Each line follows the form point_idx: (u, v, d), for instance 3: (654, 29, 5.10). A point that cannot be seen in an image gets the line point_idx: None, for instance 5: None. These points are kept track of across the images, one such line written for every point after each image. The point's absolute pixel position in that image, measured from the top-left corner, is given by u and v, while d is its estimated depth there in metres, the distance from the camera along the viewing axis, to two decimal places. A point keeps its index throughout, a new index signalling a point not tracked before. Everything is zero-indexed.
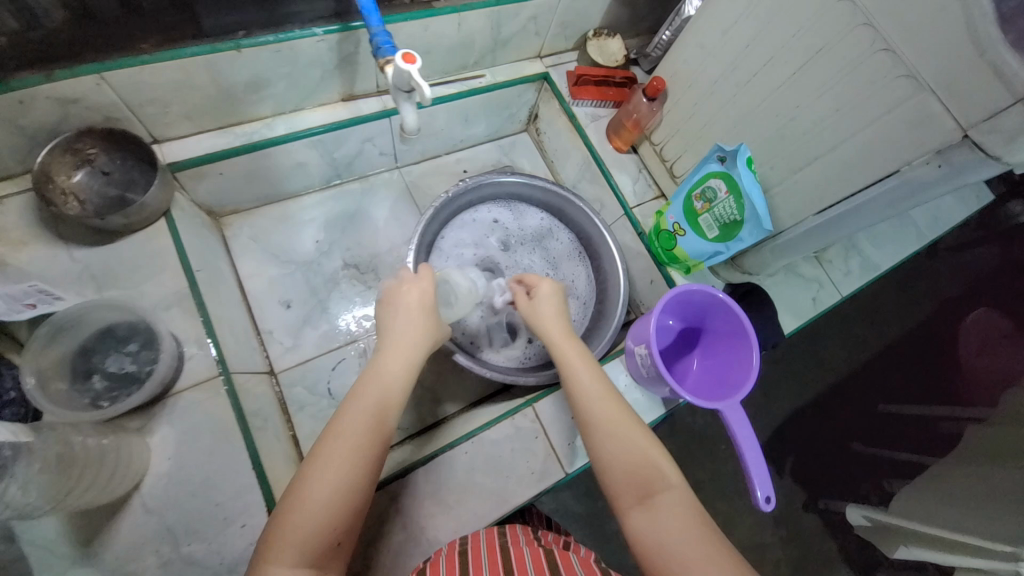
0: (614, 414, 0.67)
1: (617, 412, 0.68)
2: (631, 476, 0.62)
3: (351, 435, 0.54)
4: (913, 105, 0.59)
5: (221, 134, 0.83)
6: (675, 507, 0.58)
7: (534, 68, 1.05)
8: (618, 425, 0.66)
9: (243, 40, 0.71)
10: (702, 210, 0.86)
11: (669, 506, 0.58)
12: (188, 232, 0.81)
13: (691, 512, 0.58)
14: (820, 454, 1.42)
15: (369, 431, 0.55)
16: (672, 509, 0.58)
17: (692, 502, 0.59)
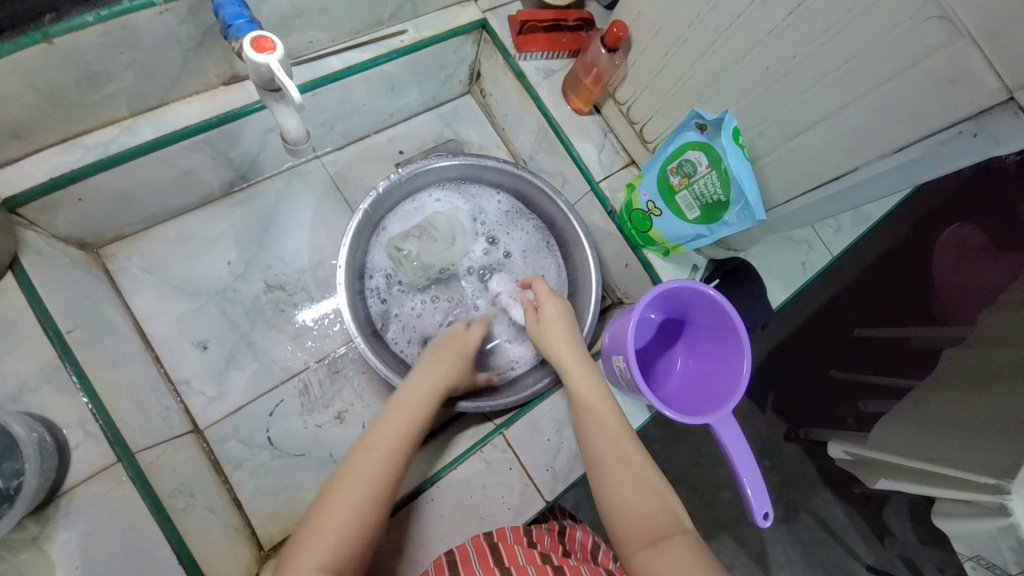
0: (631, 452, 0.60)
1: (637, 450, 0.60)
2: (643, 519, 0.54)
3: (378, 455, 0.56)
4: (947, 56, 0.46)
5: (67, 149, 0.64)
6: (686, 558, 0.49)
7: (468, 14, 0.85)
8: (641, 466, 0.58)
9: (49, 26, 0.52)
10: (680, 186, 0.72)
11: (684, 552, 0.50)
12: (50, 281, 0.64)
13: (705, 563, 0.49)
14: (802, 390, 1.35)
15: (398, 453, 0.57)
16: (682, 560, 0.49)
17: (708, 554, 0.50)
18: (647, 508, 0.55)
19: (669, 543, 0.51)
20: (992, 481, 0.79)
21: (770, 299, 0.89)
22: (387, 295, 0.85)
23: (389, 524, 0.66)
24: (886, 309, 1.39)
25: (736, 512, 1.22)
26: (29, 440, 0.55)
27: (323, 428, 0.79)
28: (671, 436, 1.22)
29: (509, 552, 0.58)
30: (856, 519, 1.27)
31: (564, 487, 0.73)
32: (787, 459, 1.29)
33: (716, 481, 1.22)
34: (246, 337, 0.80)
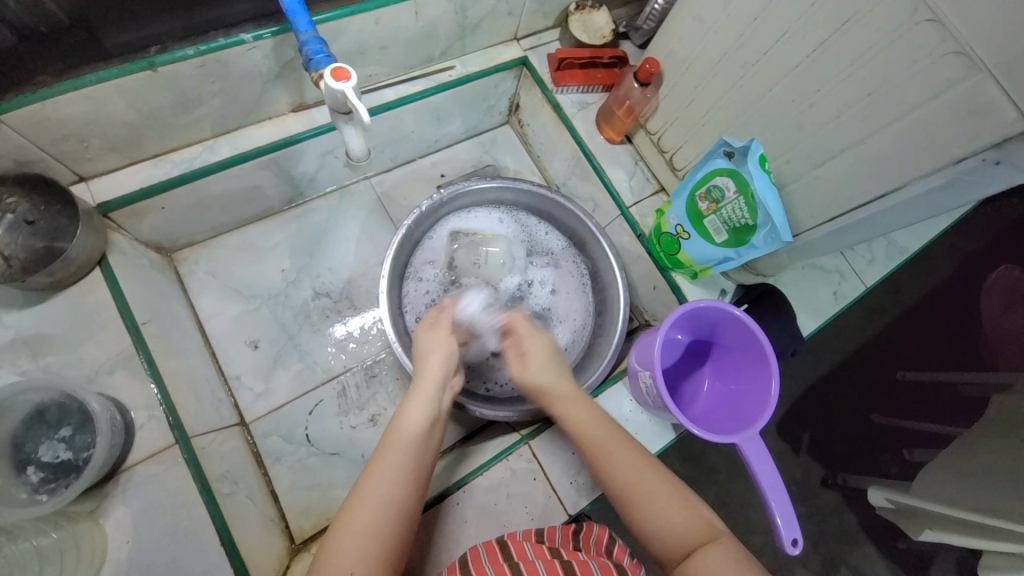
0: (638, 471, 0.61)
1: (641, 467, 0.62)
2: (674, 534, 0.57)
3: (395, 477, 0.55)
4: (965, 89, 0.48)
5: (157, 164, 0.74)
6: (725, 562, 0.52)
7: (511, 52, 0.93)
8: (653, 484, 0.60)
9: (156, 57, 0.61)
10: (708, 211, 0.75)
11: (724, 556, 0.52)
12: (130, 278, 0.72)
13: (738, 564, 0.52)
14: (843, 429, 1.27)
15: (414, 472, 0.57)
16: (722, 562, 0.52)
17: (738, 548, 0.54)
18: (677, 525, 0.57)
19: (704, 551, 0.54)
20: None
21: (800, 327, 0.89)
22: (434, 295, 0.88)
23: (417, 525, 0.69)
24: (931, 349, 1.33)
25: (766, 553, 1.17)
26: (103, 415, 0.60)
27: (357, 429, 0.83)
28: (700, 468, 1.19)
29: (518, 548, 0.60)
30: (899, 571, 1.19)
31: (587, 501, 0.74)
32: (822, 500, 1.23)
33: (748, 520, 1.17)
34: (293, 338, 0.86)
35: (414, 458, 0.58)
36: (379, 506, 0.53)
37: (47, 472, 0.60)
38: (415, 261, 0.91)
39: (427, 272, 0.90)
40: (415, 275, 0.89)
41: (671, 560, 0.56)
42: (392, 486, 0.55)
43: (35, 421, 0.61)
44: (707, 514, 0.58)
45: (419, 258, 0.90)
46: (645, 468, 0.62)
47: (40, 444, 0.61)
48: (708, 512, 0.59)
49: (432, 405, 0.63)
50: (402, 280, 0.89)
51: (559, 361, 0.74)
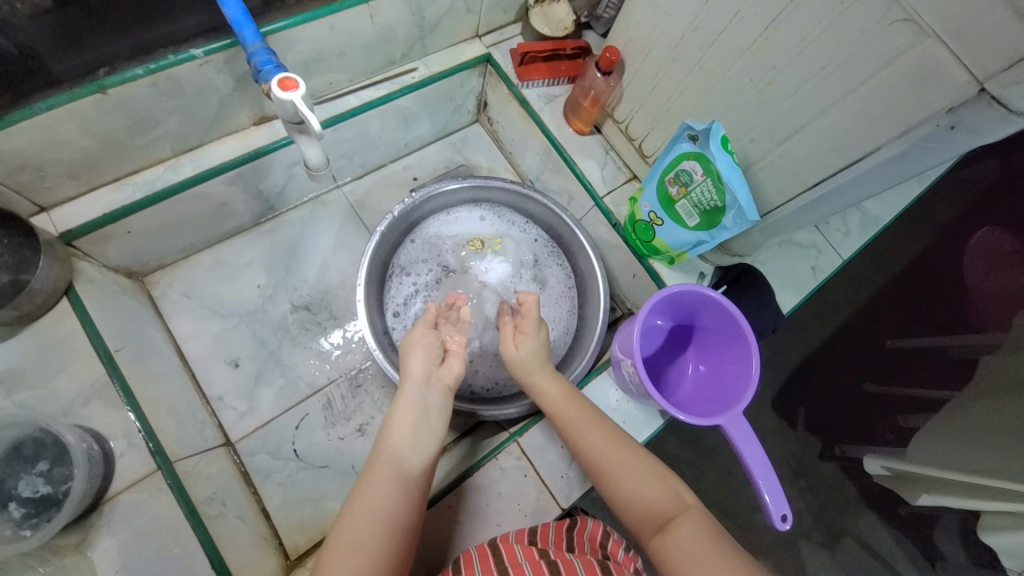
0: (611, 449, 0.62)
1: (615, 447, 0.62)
2: (646, 507, 0.58)
3: (387, 486, 0.55)
4: (915, 55, 0.48)
5: (118, 188, 0.72)
6: (697, 537, 0.53)
7: (473, 50, 0.92)
8: (625, 462, 0.61)
9: (105, 79, 0.60)
10: (678, 196, 0.75)
11: (693, 529, 0.54)
12: (100, 306, 0.71)
13: (713, 538, 0.53)
14: (834, 401, 1.28)
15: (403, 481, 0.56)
16: (693, 536, 0.53)
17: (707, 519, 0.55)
18: (649, 499, 0.58)
19: (677, 525, 0.54)
20: None
21: (780, 304, 0.89)
22: (422, 290, 0.86)
23: None
24: (916, 316, 1.34)
25: (767, 530, 1.18)
26: (79, 447, 0.60)
27: (346, 440, 0.83)
28: (695, 451, 1.19)
29: (509, 551, 0.60)
30: (899, 537, 1.21)
31: (579, 494, 0.74)
32: (818, 473, 1.24)
33: (748, 500, 1.18)
34: (275, 354, 0.85)
35: (406, 464, 0.57)
36: (371, 521, 0.52)
37: (27, 508, 0.59)
38: (397, 260, 0.90)
39: (411, 268, 0.88)
40: (398, 273, 0.89)
41: (643, 530, 0.57)
42: (381, 499, 0.54)
43: (11, 458, 0.60)
44: (678, 486, 0.59)
45: (400, 257, 0.90)
46: (619, 447, 0.62)
47: (18, 480, 0.60)
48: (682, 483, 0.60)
49: (419, 406, 0.61)
50: (386, 281, 0.89)
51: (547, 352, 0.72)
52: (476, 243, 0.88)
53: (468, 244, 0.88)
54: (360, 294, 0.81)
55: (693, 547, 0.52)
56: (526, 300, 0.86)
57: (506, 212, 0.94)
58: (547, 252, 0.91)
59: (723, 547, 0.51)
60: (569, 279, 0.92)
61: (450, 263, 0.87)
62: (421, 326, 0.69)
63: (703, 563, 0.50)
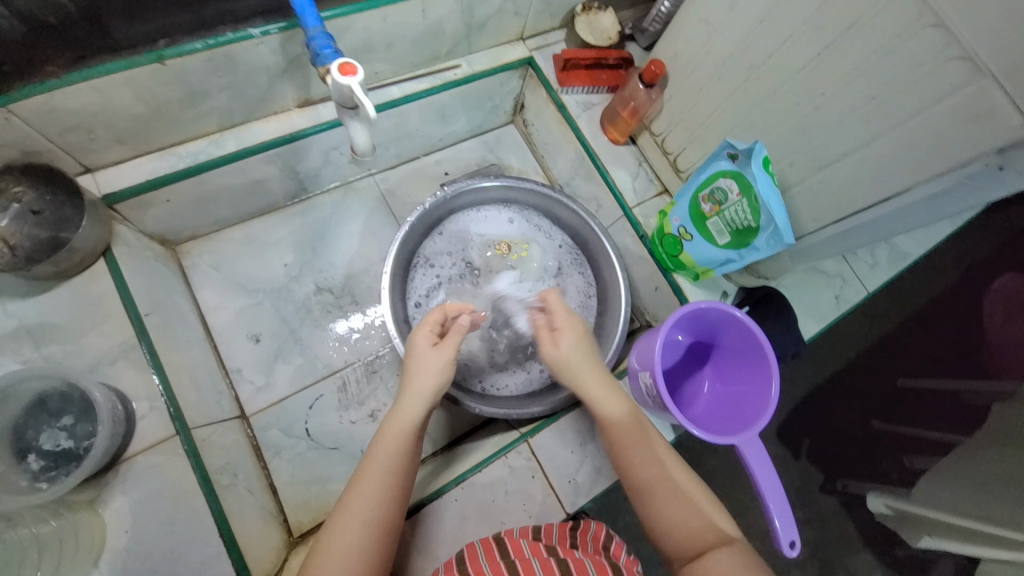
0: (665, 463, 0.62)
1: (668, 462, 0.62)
2: (689, 533, 0.57)
3: (375, 492, 0.56)
4: (970, 94, 0.48)
5: (163, 156, 0.74)
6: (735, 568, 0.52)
7: (516, 52, 0.93)
8: (679, 483, 0.60)
9: (164, 50, 0.61)
10: (711, 213, 0.75)
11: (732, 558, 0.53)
12: (133, 269, 0.72)
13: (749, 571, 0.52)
14: (844, 435, 1.26)
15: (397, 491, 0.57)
16: (731, 568, 0.52)
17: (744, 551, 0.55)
18: (693, 522, 0.57)
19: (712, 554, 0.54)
20: None
21: (801, 331, 0.88)
22: (445, 283, 0.89)
23: (414, 519, 0.69)
24: (934, 357, 1.33)
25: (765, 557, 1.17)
26: (106, 405, 0.61)
27: (357, 424, 0.83)
28: (699, 471, 1.19)
29: (514, 547, 0.60)
30: None
31: (585, 500, 0.74)
32: (822, 506, 1.22)
33: (748, 525, 1.17)
34: (295, 333, 0.86)
35: (396, 471, 0.57)
36: (353, 526, 0.53)
37: (47, 460, 0.60)
38: (423, 249, 0.91)
39: (437, 261, 0.91)
40: (424, 262, 0.90)
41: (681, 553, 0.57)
42: (372, 505, 0.55)
43: (37, 409, 0.61)
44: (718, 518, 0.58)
45: (428, 247, 0.91)
46: (670, 466, 0.61)
47: (41, 431, 0.61)
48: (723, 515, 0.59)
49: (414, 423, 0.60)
50: (410, 269, 0.90)
51: (592, 351, 0.69)
52: (503, 247, 0.91)
53: (494, 247, 0.91)
54: (386, 278, 0.81)
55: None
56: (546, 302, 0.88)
57: (536, 217, 0.96)
58: (571, 260, 0.94)
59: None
60: (590, 288, 0.93)
61: (475, 262, 0.91)
62: (443, 345, 0.64)
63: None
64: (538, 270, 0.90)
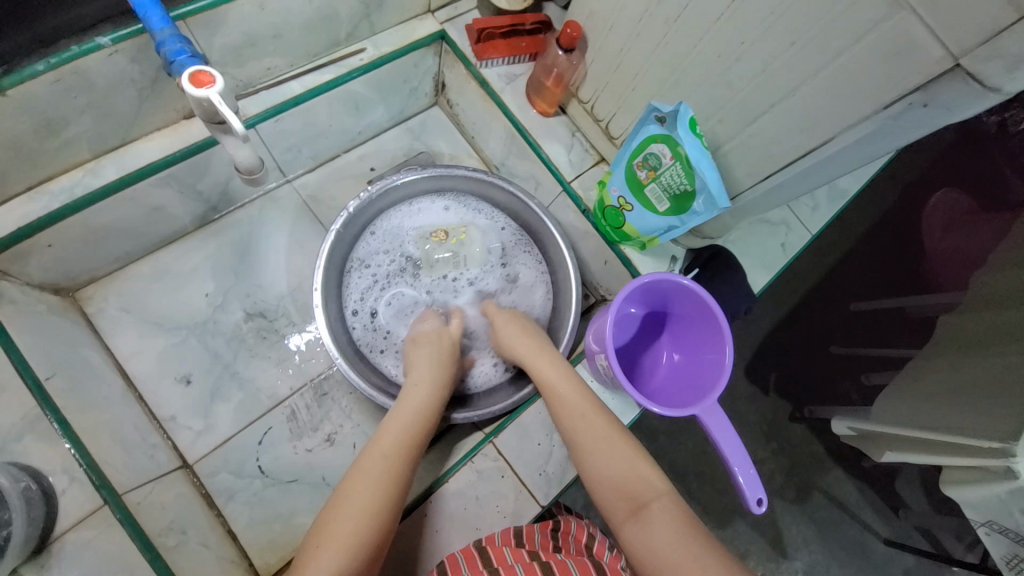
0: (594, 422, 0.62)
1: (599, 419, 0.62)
2: (622, 491, 0.56)
3: (375, 478, 0.56)
4: (888, 29, 0.46)
5: (31, 198, 0.65)
6: (663, 523, 0.52)
7: (425, 28, 0.86)
8: (614, 441, 0.60)
9: (3, 81, 0.53)
10: (647, 180, 0.72)
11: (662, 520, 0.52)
12: (22, 329, 0.64)
13: (683, 523, 0.51)
14: (804, 369, 1.31)
15: (393, 478, 0.56)
16: (664, 524, 0.51)
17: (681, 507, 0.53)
18: (619, 478, 0.57)
19: (648, 511, 0.53)
20: (998, 445, 0.76)
21: (751, 284, 0.88)
22: (383, 282, 0.83)
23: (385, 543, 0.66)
24: (880, 282, 1.36)
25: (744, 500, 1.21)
26: (14, 490, 0.54)
27: (314, 452, 0.78)
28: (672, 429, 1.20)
29: (497, 555, 0.60)
30: (868, 496, 1.26)
31: (559, 491, 0.73)
32: (792, 441, 1.27)
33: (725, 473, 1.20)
34: (230, 367, 0.80)
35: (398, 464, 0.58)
36: (352, 510, 0.52)
37: None
38: (356, 252, 0.85)
39: (372, 260, 0.84)
40: (359, 266, 0.84)
41: (617, 516, 0.56)
42: (366, 491, 0.54)
43: None
44: (649, 472, 0.57)
45: (361, 250, 0.84)
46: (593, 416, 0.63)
47: None
48: (654, 469, 0.58)
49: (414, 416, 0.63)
50: (345, 273, 0.84)
51: (527, 324, 0.75)
52: (440, 235, 0.85)
53: (432, 235, 0.85)
54: (317, 291, 0.75)
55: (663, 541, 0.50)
56: (490, 291, 0.86)
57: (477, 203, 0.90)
58: (516, 240, 0.88)
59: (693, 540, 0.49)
60: (541, 267, 0.89)
61: (414, 254, 0.85)
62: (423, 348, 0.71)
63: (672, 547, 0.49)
64: (484, 258, 0.86)
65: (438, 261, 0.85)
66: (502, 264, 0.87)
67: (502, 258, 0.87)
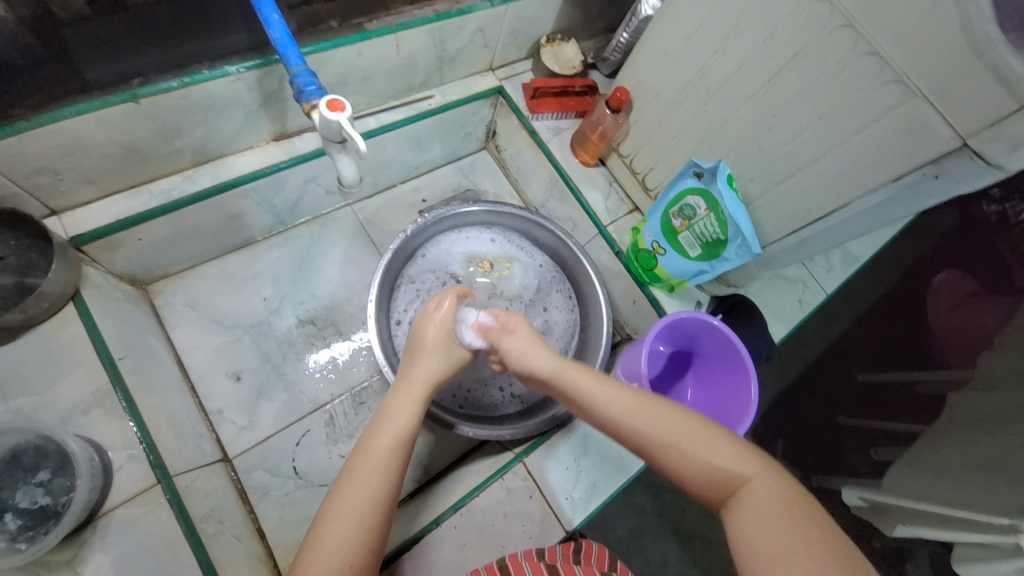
0: (693, 429, 0.50)
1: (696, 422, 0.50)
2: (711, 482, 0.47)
3: (372, 487, 0.49)
4: (905, 112, 0.54)
5: (134, 195, 0.72)
6: (763, 504, 0.44)
7: (487, 82, 0.97)
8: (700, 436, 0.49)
9: (139, 89, 0.61)
10: (681, 228, 0.80)
11: (758, 499, 0.44)
12: (104, 312, 0.69)
13: (782, 504, 0.44)
14: (816, 444, 1.27)
15: (387, 492, 0.50)
16: (761, 504, 0.44)
17: (794, 496, 0.44)
18: (709, 472, 0.47)
19: (740, 494, 0.45)
20: (1008, 522, 0.75)
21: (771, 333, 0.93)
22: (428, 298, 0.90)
23: (414, 552, 0.67)
24: (890, 350, 1.39)
25: None
26: (83, 456, 0.57)
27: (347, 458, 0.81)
28: None
29: (519, 572, 0.58)
30: None
31: (583, 516, 0.74)
32: None
33: None
34: (277, 368, 0.84)
35: (389, 472, 0.51)
36: (346, 530, 0.47)
37: (23, 520, 0.55)
38: (407, 270, 0.91)
39: (420, 278, 0.91)
40: (408, 281, 0.90)
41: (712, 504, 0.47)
42: (358, 509, 0.48)
43: (9, 467, 0.57)
44: (740, 459, 0.47)
45: (412, 267, 0.91)
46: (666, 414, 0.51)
47: (17, 491, 0.57)
48: (746, 455, 0.47)
49: (415, 414, 0.57)
50: (394, 288, 0.89)
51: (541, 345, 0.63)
52: (486, 264, 0.93)
53: (477, 263, 0.93)
54: (373, 301, 0.80)
55: (758, 514, 0.43)
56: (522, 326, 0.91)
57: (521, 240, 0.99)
58: (551, 278, 0.95)
59: (789, 500, 0.44)
60: (571, 312, 0.94)
61: (457, 275, 0.92)
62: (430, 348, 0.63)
63: (767, 522, 0.43)
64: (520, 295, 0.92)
65: (478, 287, 0.92)
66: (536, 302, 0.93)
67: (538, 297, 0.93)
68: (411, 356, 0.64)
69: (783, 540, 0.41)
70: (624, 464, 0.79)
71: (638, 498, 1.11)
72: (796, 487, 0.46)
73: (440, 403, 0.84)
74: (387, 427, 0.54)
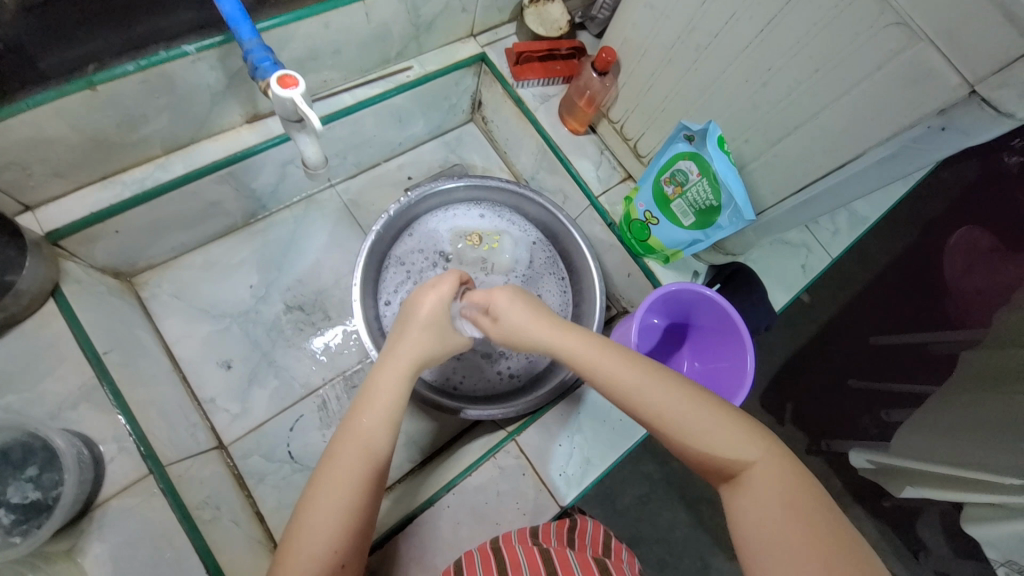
0: (700, 416, 0.46)
1: (706, 408, 0.47)
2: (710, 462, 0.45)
3: (354, 471, 0.49)
4: (909, 58, 0.49)
5: (106, 186, 0.71)
6: (767, 490, 0.42)
7: (468, 49, 0.92)
8: (705, 417, 0.46)
9: (94, 75, 0.58)
10: (674, 195, 0.76)
11: (761, 490, 0.43)
12: (86, 306, 0.69)
13: (785, 494, 0.42)
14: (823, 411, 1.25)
15: (370, 475, 0.49)
16: (764, 491, 0.43)
17: (799, 484, 0.42)
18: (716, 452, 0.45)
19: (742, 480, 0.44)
20: None
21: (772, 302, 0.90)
22: (416, 278, 0.88)
23: (407, 532, 0.68)
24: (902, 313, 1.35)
25: None
26: (69, 452, 0.58)
27: None
28: None
29: (511, 554, 0.58)
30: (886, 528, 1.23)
31: (576, 493, 0.74)
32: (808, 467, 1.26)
33: None
34: (268, 355, 0.84)
35: (371, 456, 0.50)
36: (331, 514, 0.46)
37: (17, 514, 0.57)
38: (394, 250, 0.90)
39: (409, 258, 0.89)
40: (396, 262, 0.89)
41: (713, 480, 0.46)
42: (342, 495, 0.47)
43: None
44: (742, 442, 0.45)
45: (399, 247, 0.90)
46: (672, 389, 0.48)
47: (7, 486, 0.58)
48: (747, 435, 0.45)
49: (399, 395, 0.54)
50: (382, 269, 0.88)
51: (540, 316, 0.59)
52: (474, 238, 0.90)
53: (466, 237, 0.91)
54: (361, 281, 0.80)
55: (764, 508, 0.42)
56: None
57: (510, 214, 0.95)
58: (541, 251, 0.92)
59: (793, 490, 0.42)
60: (563, 284, 0.93)
61: (447, 253, 0.91)
62: (414, 325, 0.61)
63: (770, 514, 0.41)
64: (512, 267, 0.90)
65: (468, 262, 0.90)
66: (527, 275, 0.90)
67: (529, 270, 0.91)
68: (399, 331, 0.61)
69: (791, 539, 0.39)
70: (619, 439, 0.78)
71: (640, 470, 1.11)
72: (799, 469, 0.44)
73: (433, 384, 0.84)
74: (367, 416, 0.52)
